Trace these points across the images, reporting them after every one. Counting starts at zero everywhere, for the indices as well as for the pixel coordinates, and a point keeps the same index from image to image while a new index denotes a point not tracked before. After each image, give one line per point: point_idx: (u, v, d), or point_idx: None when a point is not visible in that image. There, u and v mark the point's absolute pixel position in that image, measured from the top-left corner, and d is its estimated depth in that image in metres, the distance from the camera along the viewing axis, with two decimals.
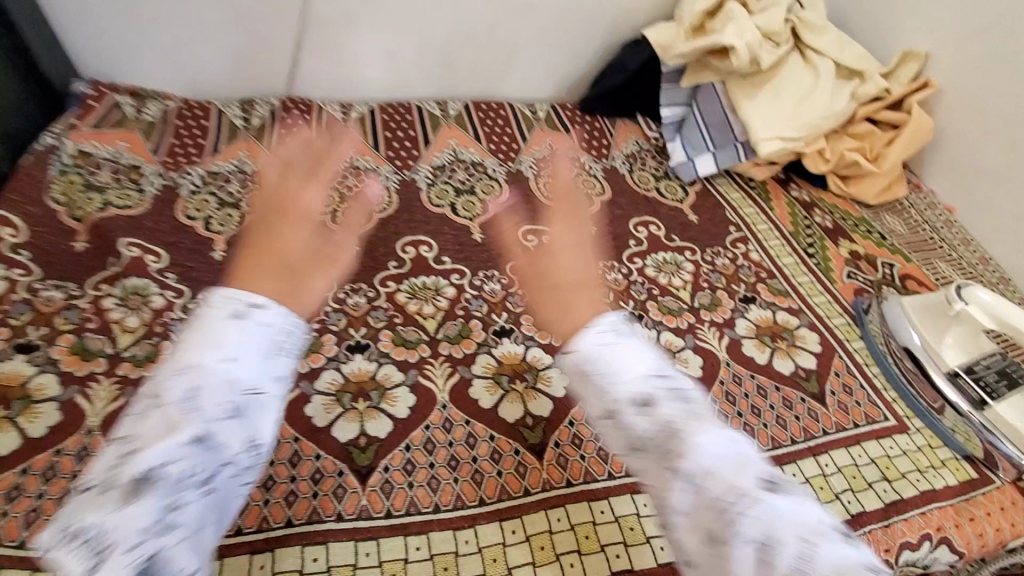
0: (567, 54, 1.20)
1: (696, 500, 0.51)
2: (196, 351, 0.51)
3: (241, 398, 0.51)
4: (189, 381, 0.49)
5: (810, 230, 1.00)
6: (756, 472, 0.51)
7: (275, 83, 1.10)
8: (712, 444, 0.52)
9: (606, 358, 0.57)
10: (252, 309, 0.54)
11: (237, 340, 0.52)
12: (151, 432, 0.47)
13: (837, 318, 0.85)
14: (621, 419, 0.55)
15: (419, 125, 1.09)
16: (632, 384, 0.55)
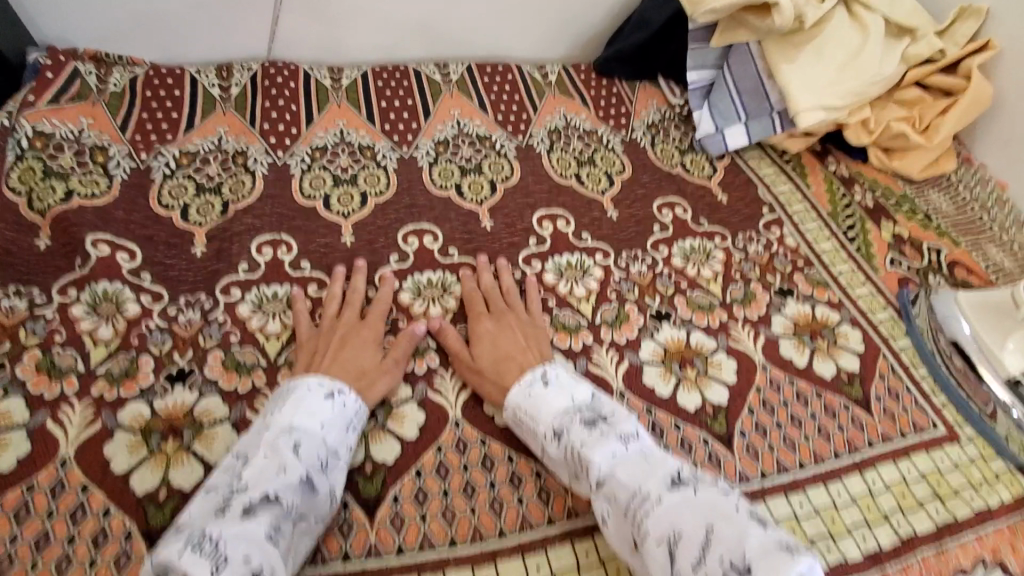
0: (581, 9, 1.07)
1: (615, 513, 0.52)
2: (297, 412, 0.55)
3: (333, 458, 0.54)
4: (280, 444, 0.52)
5: (849, 209, 0.91)
6: (660, 470, 0.51)
7: (255, 45, 0.98)
8: (617, 455, 0.53)
9: (527, 400, 0.59)
10: (329, 386, 0.58)
11: (322, 413, 0.56)
12: (263, 470, 0.50)
13: (881, 312, 0.78)
14: (545, 457, 0.57)
15: (417, 92, 0.97)
16: (548, 420, 0.57)
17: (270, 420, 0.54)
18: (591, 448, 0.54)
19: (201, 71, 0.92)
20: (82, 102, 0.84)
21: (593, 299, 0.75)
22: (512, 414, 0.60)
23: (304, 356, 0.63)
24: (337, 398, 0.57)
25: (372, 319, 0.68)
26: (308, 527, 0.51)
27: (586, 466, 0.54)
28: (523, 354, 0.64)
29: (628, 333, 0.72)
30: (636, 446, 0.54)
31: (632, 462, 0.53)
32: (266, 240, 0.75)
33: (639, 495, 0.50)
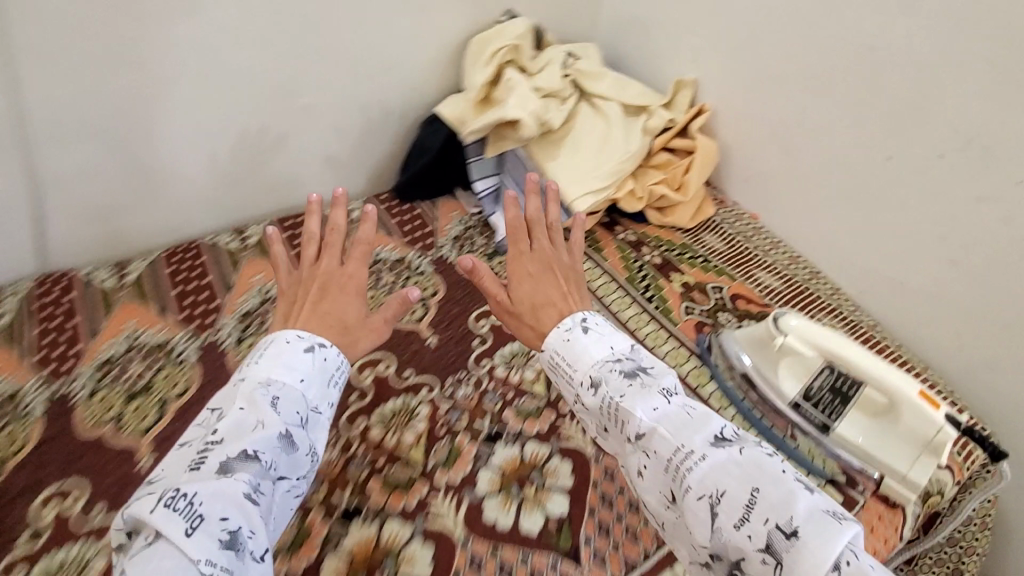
0: (363, 147, 1.13)
1: (654, 464, 0.53)
2: (276, 368, 0.57)
3: (311, 414, 0.56)
4: (260, 404, 0.53)
5: (642, 271, 1.01)
6: (705, 428, 0.52)
7: (21, 266, 0.93)
8: (658, 411, 0.54)
9: (569, 350, 0.63)
10: (304, 347, 0.59)
11: (296, 370, 0.57)
12: (239, 425, 0.51)
13: (686, 364, 0.85)
14: (585, 406, 0.60)
15: (213, 268, 0.96)
16: (584, 369, 0.60)
17: (246, 374, 0.56)
18: (631, 400, 0.55)
19: None
20: None
21: (423, 441, 0.73)
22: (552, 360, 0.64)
23: (287, 304, 0.67)
24: (316, 354, 0.60)
25: (353, 267, 0.71)
26: (290, 485, 0.53)
27: (625, 418, 0.56)
28: (562, 303, 0.69)
29: (462, 469, 0.71)
30: (679, 402, 0.55)
31: (674, 418, 0.54)
32: (49, 495, 0.69)
33: (681, 451, 0.51)
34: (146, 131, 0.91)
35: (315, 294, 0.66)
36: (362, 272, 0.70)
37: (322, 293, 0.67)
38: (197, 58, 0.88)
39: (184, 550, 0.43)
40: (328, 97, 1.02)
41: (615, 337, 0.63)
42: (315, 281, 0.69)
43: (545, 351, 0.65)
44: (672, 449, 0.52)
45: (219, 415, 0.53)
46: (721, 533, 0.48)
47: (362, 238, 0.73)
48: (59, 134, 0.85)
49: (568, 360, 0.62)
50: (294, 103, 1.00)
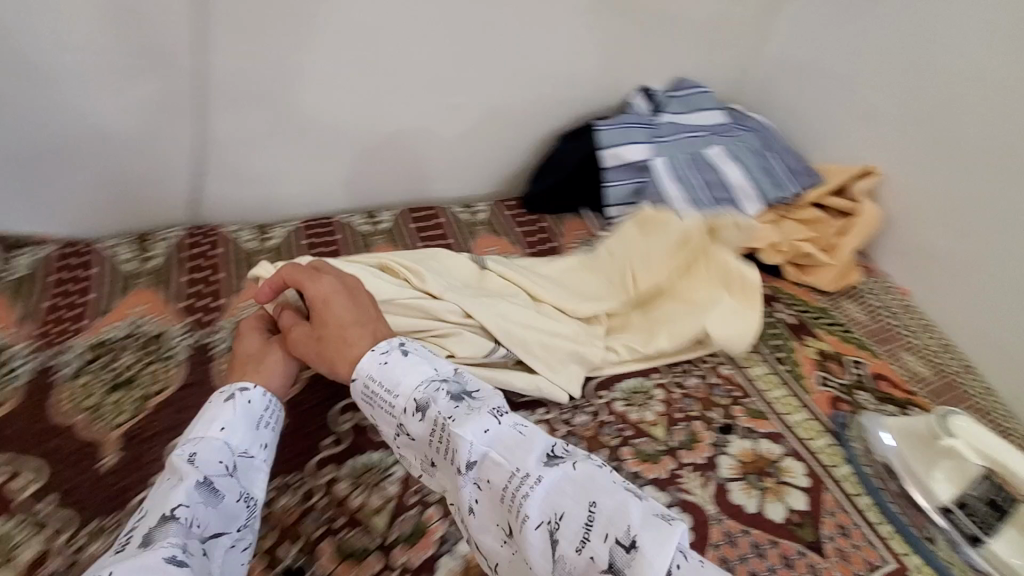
0: (502, 154, 1.15)
1: (488, 494, 0.52)
2: (198, 426, 0.61)
3: (240, 459, 0.60)
4: (179, 467, 0.56)
5: (775, 328, 0.95)
6: (535, 446, 0.52)
7: (176, 211, 0.99)
8: (488, 432, 0.54)
9: (386, 375, 0.61)
10: (212, 409, 0.62)
11: (198, 428, 0.61)
12: (162, 491, 0.54)
13: (818, 440, 0.80)
14: (414, 434, 0.58)
15: (348, 247, 1.00)
16: (407, 396, 0.58)
17: (178, 444, 0.60)
18: (461, 424, 0.54)
19: (118, 248, 0.93)
20: None
21: None
22: (366, 389, 0.61)
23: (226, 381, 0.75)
24: (237, 399, 0.64)
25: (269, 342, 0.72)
26: (230, 538, 0.57)
27: (455, 445, 0.54)
28: (369, 322, 0.67)
29: None
30: (509, 421, 0.55)
31: (506, 437, 0.54)
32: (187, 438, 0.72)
33: (516, 476, 0.51)
34: (319, 108, 0.97)
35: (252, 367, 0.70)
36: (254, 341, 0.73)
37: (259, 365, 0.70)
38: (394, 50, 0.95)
39: None
40: (488, 102, 1.06)
41: (439, 367, 0.62)
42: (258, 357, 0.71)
43: (356, 381, 0.62)
44: (507, 476, 0.51)
45: (155, 489, 0.56)
46: (563, 560, 0.47)
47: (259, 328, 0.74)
48: (240, 98, 0.92)
49: (385, 386, 0.60)
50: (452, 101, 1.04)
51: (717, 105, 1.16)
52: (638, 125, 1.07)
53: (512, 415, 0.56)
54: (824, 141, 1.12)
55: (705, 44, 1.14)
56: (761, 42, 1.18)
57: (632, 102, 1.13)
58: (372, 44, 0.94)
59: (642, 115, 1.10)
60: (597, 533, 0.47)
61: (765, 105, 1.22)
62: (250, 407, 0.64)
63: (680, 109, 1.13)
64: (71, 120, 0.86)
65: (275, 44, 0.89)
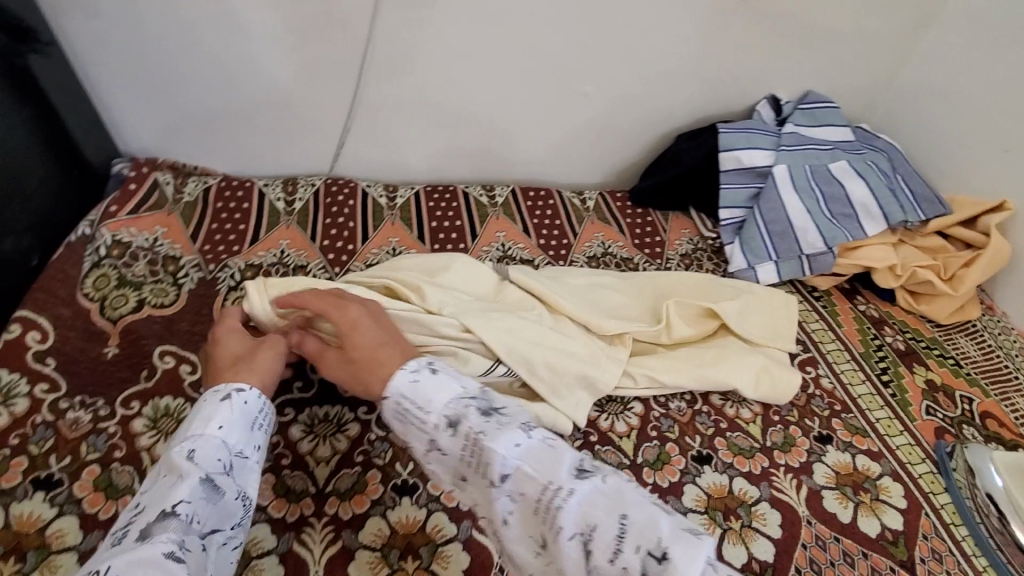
0: (616, 147, 1.19)
1: (523, 507, 0.51)
2: (196, 424, 0.56)
3: (236, 460, 0.56)
4: (177, 465, 0.52)
5: (881, 351, 0.93)
6: (565, 460, 0.51)
7: (320, 162, 1.11)
8: (519, 446, 0.52)
9: (417, 393, 0.58)
10: (210, 404, 0.58)
11: (196, 424, 0.56)
12: (160, 489, 0.51)
13: (920, 466, 0.78)
14: (443, 451, 0.56)
15: (466, 215, 1.07)
16: (439, 411, 0.56)
17: (174, 440, 0.55)
18: (491, 439, 0.53)
19: (269, 187, 1.05)
20: (159, 211, 0.96)
21: (634, 435, 0.77)
22: (397, 406, 0.58)
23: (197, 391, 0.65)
24: (234, 400, 0.59)
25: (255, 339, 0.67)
26: (224, 536, 0.52)
27: (486, 461, 0.52)
28: (396, 343, 0.65)
29: (670, 476, 0.73)
30: (538, 436, 0.54)
31: (537, 452, 0.52)
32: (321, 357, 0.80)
33: (549, 489, 0.49)
34: (456, 82, 1.05)
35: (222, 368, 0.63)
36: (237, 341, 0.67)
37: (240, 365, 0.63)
38: (531, 34, 1.01)
39: None
40: (610, 93, 1.11)
41: (467, 384, 0.59)
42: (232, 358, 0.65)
43: (388, 400, 0.59)
44: (540, 488, 0.50)
45: (148, 485, 0.52)
46: (597, 571, 0.47)
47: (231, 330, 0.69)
48: (391, 66, 1.01)
49: (416, 403, 0.58)
50: (579, 90, 1.10)
51: (845, 122, 1.13)
52: (762, 132, 1.07)
53: (541, 431, 0.55)
54: (950, 170, 1.07)
55: (839, 58, 1.12)
56: (900, 62, 1.13)
57: (759, 108, 1.14)
58: (513, 26, 1.00)
59: (765, 123, 1.10)
60: (632, 544, 0.46)
61: (893, 128, 1.17)
62: (250, 406, 0.60)
63: (805, 121, 1.11)
64: (249, 69, 0.98)
65: (428, 17, 0.96)
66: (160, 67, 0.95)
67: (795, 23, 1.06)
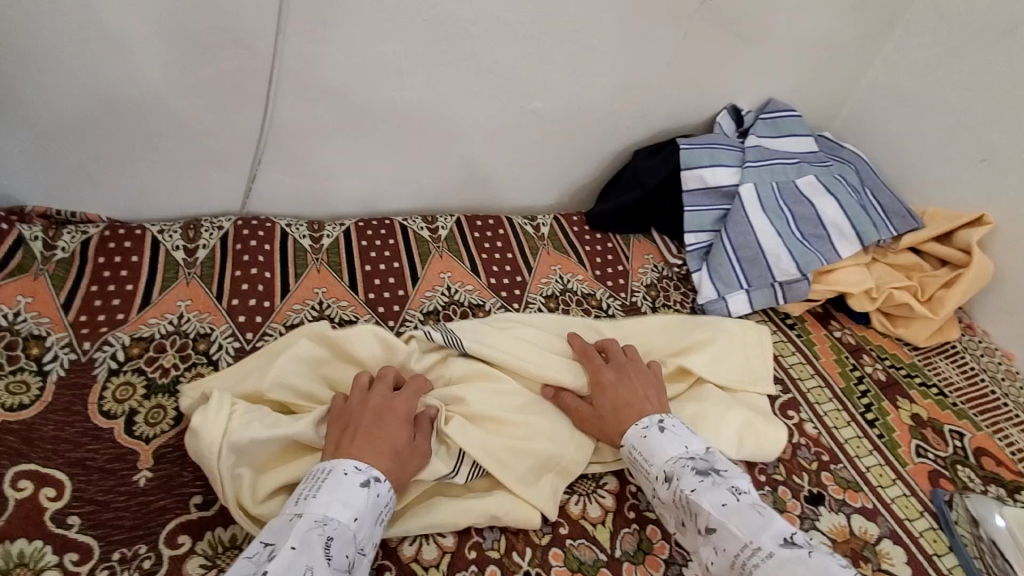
0: (569, 167, 1.08)
1: (721, 560, 0.54)
2: (333, 502, 0.52)
3: (358, 556, 0.52)
4: (309, 546, 0.48)
5: (863, 385, 0.86)
6: (773, 528, 0.52)
7: (230, 199, 0.95)
8: (727, 506, 0.55)
9: (645, 446, 0.64)
10: (344, 479, 0.54)
11: (329, 504, 0.52)
12: (287, 568, 0.46)
13: (919, 521, 0.71)
14: (660, 499, 0.61)
15: (404, 253, 0.93)
16: (661, 464, 0.61)
17: (302, 510, 0.52)
18: (701, 496, 0.56)
19: (165, 233, 0.89)
20: (23, 276, 0.78)
21: (610, 521, 0.66)
22: (629, 451, 0.65)
23: (338, 430, 0.61)
24: (372, 488, 0.55)
25: (400, 401, 0.64)
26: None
27: (695, 513, 0.57)
28: (644, 402, 0.68)
29: (653, 570, 0.63)
30: (749, 500, 0.56)
31: (745, 516, 0.54)
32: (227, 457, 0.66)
33: (749, 547, 0.52)
34: (389, 103, 0.91)
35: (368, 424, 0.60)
36: (398, 400, 0.64)
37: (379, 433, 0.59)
38: (474, 44, 0.88)
39: None
40: (561, 107, 0.99)
41: (697, 442, 0.64)
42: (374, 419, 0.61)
43: (622, 446, 0.66)
44: (740, 545, 0.52)
45: (269, 555, 0.48)
46: None
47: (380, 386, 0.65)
48: (310, 85, 0.86)
49: (643, 454, 0.63)
50: (528, 106, 0.98)
51: (808, 131, 1.06)
52: (726, 146, 0.99)
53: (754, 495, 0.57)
54: (920, 181, 1.02)
55: (803, 63, 1.04)
56: (863, 65, 1.07)
57: (719, 119, 1.06)
58: (452, 36, 0.87)
59: (728, 137, 1.02)
60: None
61: (856, 135, 1.11)
62: (383, 493, 0.56)
63: (768, 132, 1.03)
64: (130, 94, 0.80)
65: (352, 27, 0.82)
66: (15, 96, 0.77)
67: (757, 26, 0.98)
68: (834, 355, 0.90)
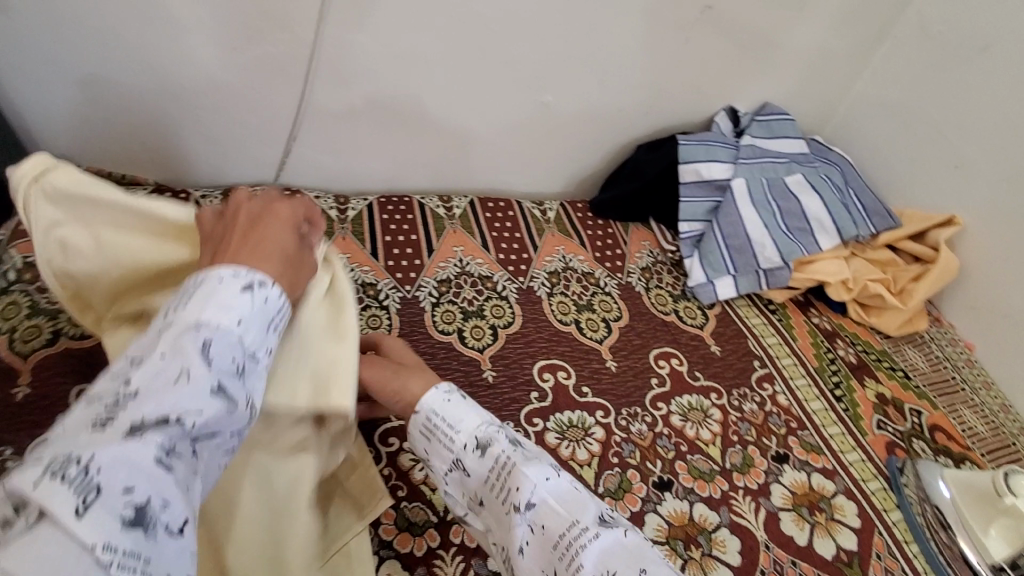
0: (576, 157, 1.17)
1: (540, 538, 0.51)
2: (208, 305, 0.45)
3: (249, 362, 0.46)
4: (183, 348, 0.42)
5: (835, 365, 0.95)
6: (590, 505, 0.52)
7: (263, 171, 1.04)
8: (548, 481, 0.53)
9: (448, 412, 0.59)
10: (217, 285, 0.46)
11: (207, 306, 0.45)
12: (158, 373, 0.41)
13: (872, 482, 0.80)
14: (467, 472, 0.57)
15: (421, 227, 1.02)
16: (468, 433, 0.58)
17: (173, 315, 0.45)
18: (523, 465, 0.54)
19: (207, 198, 0.98)
20: None
21: (595, 464, 0.75)
22: (426, 422, 0.60)
23: (207, 249, 0.53)
24: (256, 292, 0.48)
25: (272, 216, 0.56)
26: (219, 442, 0.44)
27: (510, 487, 0.53)
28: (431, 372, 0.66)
29: (631, 506, 0.72)
30: (564, 475, 0.55)
31: (563, 492, 0.53)
32: None
33: (574, 524, 0.50)
34: (412, 88, 1.00)
35: (240, 236, 0.52)
36: (270, 214, 0.56)
37: (253, 245, 0.52)
38: (494, 38, 0.97)
39: (73, 534, 0.34)
40: (571, 100, 1.08)
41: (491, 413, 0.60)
42: (245, 235, 0.53)
43: (417, 415, 0.60)
44: (563, 522, 0.50)
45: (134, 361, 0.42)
46: None
47: (246, 209, 0.56)
48: (343, 70, 0.95)
49: (447, 423, 0.59)
50: (540, 99, 1.06)
51: (800, 134, 1.14)
52: (722, 144, 1.07)
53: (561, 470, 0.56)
54: (901, 184, 1.10)
55: (797, 71, 1.12)
56: (854, 75, 1.15)
57: (717, 120, 1.14)
58: (474, 31, 0.95)
59: (724, 135, 1.10)
60: None
61: (845, 141, 1.19)
62: (270, 296, 0.49)
63: (762, 133, 1.11)
64: (184, 69, 0.89)
65: (386, 18, 0.91)
66: (81, 66, 0.86)
67: (755, 34, 1.06)
68: (811, 338, 0.98)
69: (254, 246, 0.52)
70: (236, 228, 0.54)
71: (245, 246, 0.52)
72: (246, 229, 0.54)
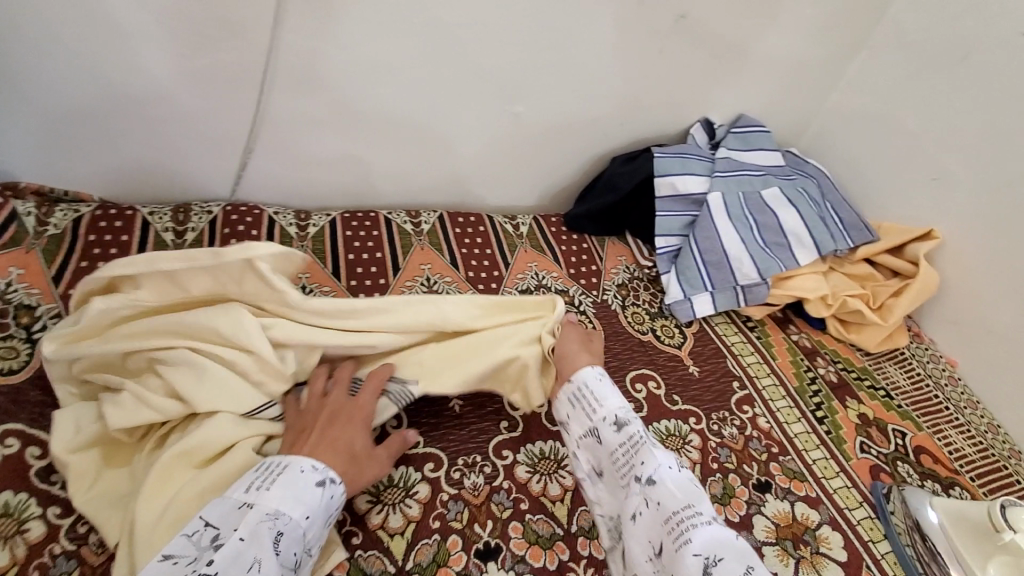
0: (550, 170, 1.13)
1: (652, 512, 0.57)
2: (287, 498, 0.55)
3: (305, 555, 0.55)
4: (258, 539, 0.52)
5: (816, 385, 0.92)
6: (706, 497, 0.57)
7: (219, 186, 0.98)
8: (674, 467, 0.59)
9: (601, 388, 0.68)
10: (297, 478, 0.56)
11: (285, 500, 0.55)
12: (235, 560, 0.50)
13: (858, 510, 0.77)
14: (600, 440, 0.65)
15: (387, 244, 0.97)
16: (613, 409, 0.66)
17: (257, 501, 0.54)
18: (653, 448, 0.61)
19: (156, 215, 0.92)
20: (16, 248, 0.81)
21: (569, 499, 0.70)
22: (577, 391, 0.69)
23: (293, 435, 0.63)
24: (326, 489, 0.57)
25: (363, 398, 0.67)
26: None
27: (641, 462, 0.60)
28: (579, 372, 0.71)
29: None
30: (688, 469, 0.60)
31: (683, 480, 0.58)
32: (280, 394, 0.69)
33: (689, 509, 0.55)
34: (377, 98, 0.95)
35: (322, 428, 0.62)
36: (365, 403, 0.66)
37: (329, 440, 0.62)
38: (461, 48, 0.93)
39: None
40: (544, 113, 1.04)
41: None
42: (326, 429, 0.63)
43: (570, 386, 0.70)
44: (680, 505, 0.56)
45: (216, 543, 0.51)
46: None
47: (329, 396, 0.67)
48: (301, 80, 0.90)
49: (595, 395, 0.68)
50: (511, 110, 1.02)
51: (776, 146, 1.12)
52: (697, 157, 1.05)
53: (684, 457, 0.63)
54: (878, 197, 1.09)
55: (772, 84, 1.11)
56: (829, 87, 1.13)
57: (693, 131, 1.11)
58: (439, 42, 0.91)
59: (700, 148, 1.07)
60: None
61: (823, 153, 1.18)
62: (335, 494, 0.58)
63: (738, 145, 1.09)
64: (131, 79, 0.84)
65: (343, 28, 0.86)
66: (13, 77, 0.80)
67: (729, 45, 1.04)
68: (791, 356, 0.95)
69: (331, 441, 0.61)
70: (320, 420, 0.64)
71: (322, 439, 0.62)
72: (328, 423, 0.63)
